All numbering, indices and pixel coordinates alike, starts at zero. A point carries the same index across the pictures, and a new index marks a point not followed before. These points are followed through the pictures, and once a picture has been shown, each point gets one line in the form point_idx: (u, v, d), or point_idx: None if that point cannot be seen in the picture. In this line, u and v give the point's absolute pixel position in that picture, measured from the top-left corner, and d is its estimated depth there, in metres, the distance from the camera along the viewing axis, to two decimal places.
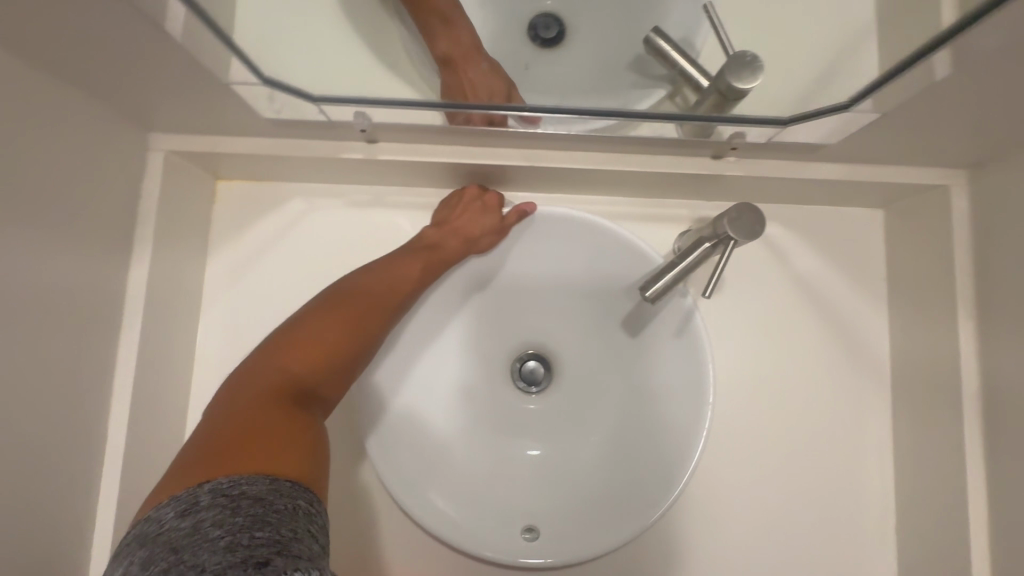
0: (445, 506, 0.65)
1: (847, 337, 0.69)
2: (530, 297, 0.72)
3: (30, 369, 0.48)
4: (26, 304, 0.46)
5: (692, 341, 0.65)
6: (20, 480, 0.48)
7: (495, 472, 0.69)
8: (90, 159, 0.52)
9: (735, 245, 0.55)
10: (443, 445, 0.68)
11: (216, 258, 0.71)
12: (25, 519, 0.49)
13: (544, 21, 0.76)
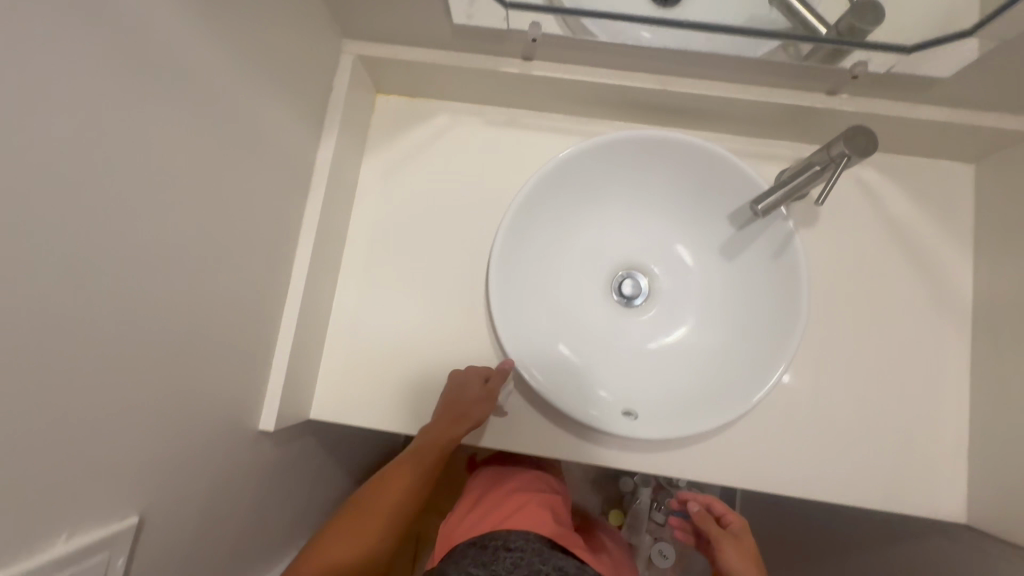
0: (555, 384, 0.72)
1: (934, 276, 0.75)
2: (635, 218, 0.80)
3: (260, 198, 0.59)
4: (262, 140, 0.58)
5: (790, 261, 0.73)
6: (243, 285, 0.59)
7: (596, 365, 0.76)
8: (309, 42, 0.64)
9: (847, 164, 0.62)
10: (550, 335, 0.76)
11: (370, 159, 0.82)
12: (239, 319, 0.59)
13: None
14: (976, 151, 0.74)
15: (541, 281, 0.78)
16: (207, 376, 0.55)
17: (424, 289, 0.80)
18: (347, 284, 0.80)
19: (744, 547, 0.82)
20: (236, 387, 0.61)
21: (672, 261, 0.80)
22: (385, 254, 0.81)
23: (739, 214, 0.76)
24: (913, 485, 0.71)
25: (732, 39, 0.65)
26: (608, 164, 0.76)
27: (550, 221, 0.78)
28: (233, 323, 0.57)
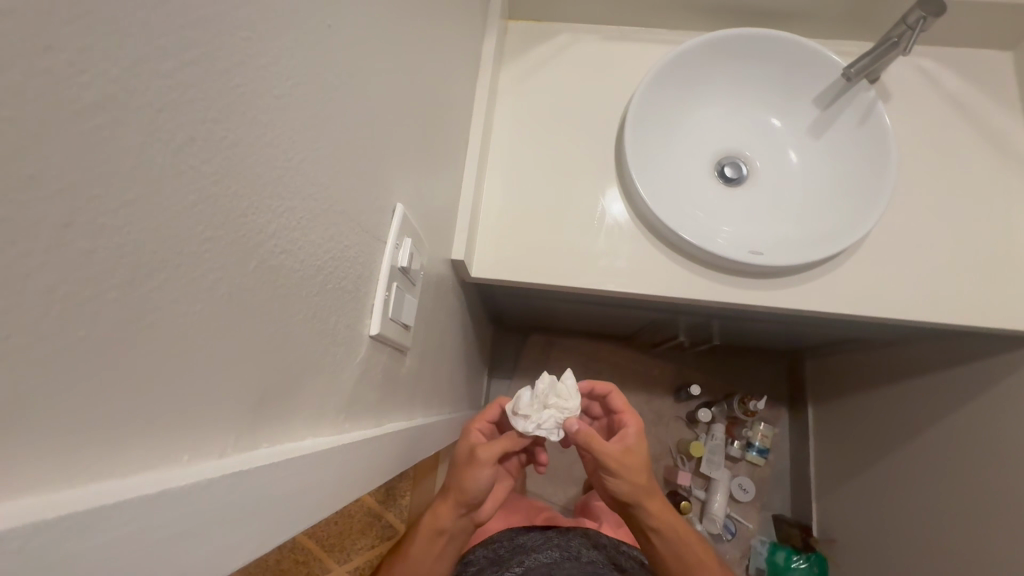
0: (687, 235, 0.84)
1: (995, 138, 0.89)
2: (727, 115, 0.94)
3: (463, 57, 0.73)
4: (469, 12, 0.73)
5: (876, 124, 0.86)
6: (454, 122, 0.71)
7: (713, 228, 0.87)
8: None
9: (926, 21, 0.77)
10: (673, 203, 0.87)
11: (505, 71, 0.96)
12: (451, 152, 0.71)
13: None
14: (1012, 37, 0.90)
15: (660, 159, 0.91)
16: (440, 183, 0.65)
17: (553, 169, 0.91)
18: (493, 169, 0.92)
19: (638, 456, 0.73)
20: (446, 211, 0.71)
21: (767, 141, 0.93)
22: (520, 144, 0.93)
23: (825, 93, 0.90)
24: (1002, 306, 0.83)
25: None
26: (711, 60, 0.90)
27: (660, 114, 0.91)
28: (450, 148, 0.69)
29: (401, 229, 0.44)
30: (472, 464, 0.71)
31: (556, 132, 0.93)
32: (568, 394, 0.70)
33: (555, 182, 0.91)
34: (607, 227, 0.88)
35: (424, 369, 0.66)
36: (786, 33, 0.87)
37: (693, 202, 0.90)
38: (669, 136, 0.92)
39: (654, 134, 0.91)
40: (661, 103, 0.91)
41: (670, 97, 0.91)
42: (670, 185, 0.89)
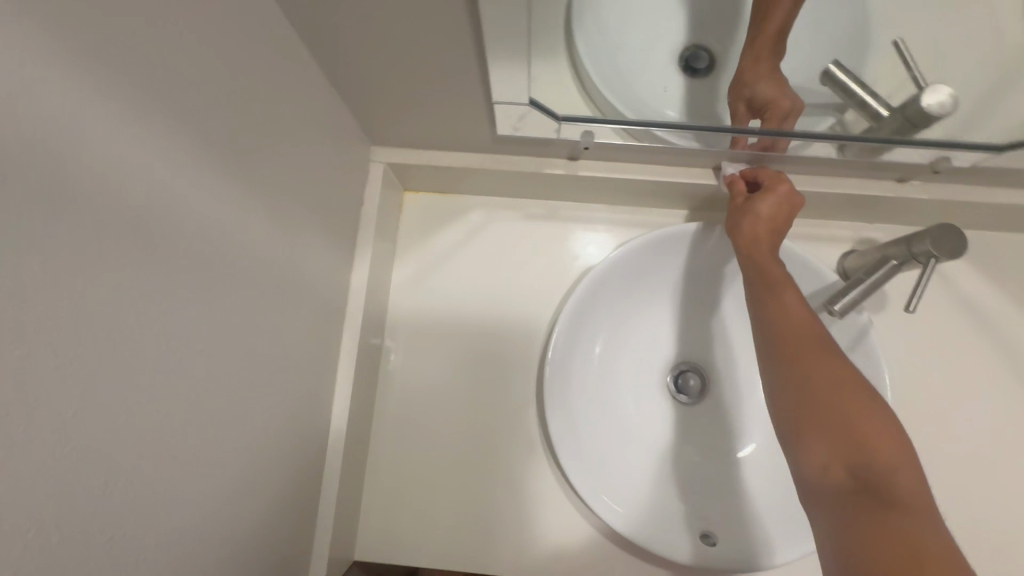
0: (619, 503, 0.66)
1: (1017, 357, 0.70)
2: (688, 316, 0.75)
3: (295, 353, 0.53)
4: (296, 291, 0.52)
5: (867, 356, 0.66)
6: (279, 454, 0.52)
7: (655, 479, 0.69)
8: (341, 169, 0.60)
9: (935, 262, 0.58)
10: (603, 446, 0.69)
11: (402, 265, 0.76)
12: (277, 490, 0.52)
13: (926, 233, 0.58)
14: None
15: (597, 389, 0.71)
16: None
17: (459, 405, 0.73)
18: (384, 404, 0.73)
19: (786, 199, 0.61)
20: (275, 567, 0.53)
21: (732, 354, 0.74)
22: (420, 371, 0.73)
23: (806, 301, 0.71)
24: None
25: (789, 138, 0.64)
26: (660, 259, 0.72)
27: (594, 318, 0.72)
28: (266, 500, 0.50)
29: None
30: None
31: (465, 352, 0.74)
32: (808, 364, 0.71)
33: (463, 425, 0.72)
34: (523, 489, 0.71)
35: None
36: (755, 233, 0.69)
37: (634, 437, 0.71)
38: (609, 354, 0.73)
39: (585, 342, 0.72)
40: (595, 307, 0.71)
41: (603, 299, 0.72)
42: (599, 415, 0.71)
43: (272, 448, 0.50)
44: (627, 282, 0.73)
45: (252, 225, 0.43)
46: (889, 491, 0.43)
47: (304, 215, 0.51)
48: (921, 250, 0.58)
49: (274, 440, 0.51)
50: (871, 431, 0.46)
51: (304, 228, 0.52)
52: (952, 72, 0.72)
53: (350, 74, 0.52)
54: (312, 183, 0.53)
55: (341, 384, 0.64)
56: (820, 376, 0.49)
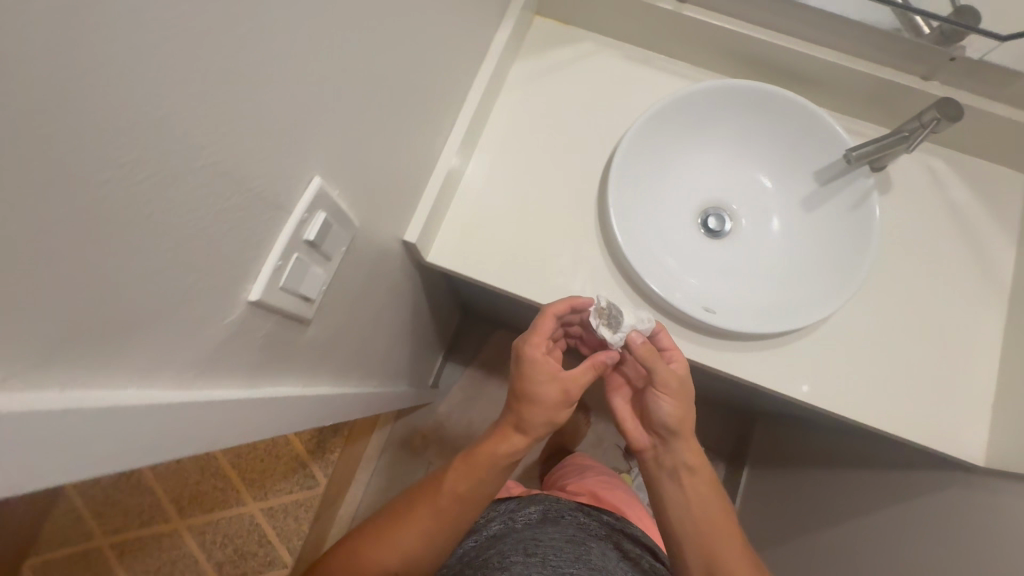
0: (632, 247, 0.83)
1: (983, 258, 0.87)
2: (719, 159, 0.92)
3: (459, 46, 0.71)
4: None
5: (867, 211, 0.84)
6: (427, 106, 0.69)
7: (669, 256, 0.86)
8: None
9: (938, 126, 0.75)
10: (635, 217, 0.86)
11: (522, 62, 0.95)
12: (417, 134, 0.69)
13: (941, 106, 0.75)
14: None
15: (643, 191, 0.89)
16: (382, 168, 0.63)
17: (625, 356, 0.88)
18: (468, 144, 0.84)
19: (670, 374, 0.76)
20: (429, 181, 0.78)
21: (756, 203, 0.91)
22: (532, 139, 0.91)
23: (826, 170, 0.88)
24: (937, 429, 0.81)
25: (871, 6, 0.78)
26: (713, 107, 0.89)
27: (659, 121, 0.87)
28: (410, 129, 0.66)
29: (359, 221, 0.56)
30: (534, 360, 0.76)
31: (568, 139, 0.91)
32: (835, 213, 0.87)
33: (550, 188, 0.89)
34: (576, 243, 0.87)
35: (341, 348, 0.67)
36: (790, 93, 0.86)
37: (660, 224, 0.88)
38: (659, 166, 0.90)
39: (646, 140, 0.88)
40: (658, 114, 0.87)
41: (668, 110, 0.87)
42: (637, 194, 0.88)
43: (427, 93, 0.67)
44: (684, 105, 0.88)
45: None
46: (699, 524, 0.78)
47: None
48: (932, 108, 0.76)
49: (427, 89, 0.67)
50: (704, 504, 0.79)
51: None
52: None
53: None
54: None
55: (483, 112, 0.87)
56: (708, 515, 0.79)
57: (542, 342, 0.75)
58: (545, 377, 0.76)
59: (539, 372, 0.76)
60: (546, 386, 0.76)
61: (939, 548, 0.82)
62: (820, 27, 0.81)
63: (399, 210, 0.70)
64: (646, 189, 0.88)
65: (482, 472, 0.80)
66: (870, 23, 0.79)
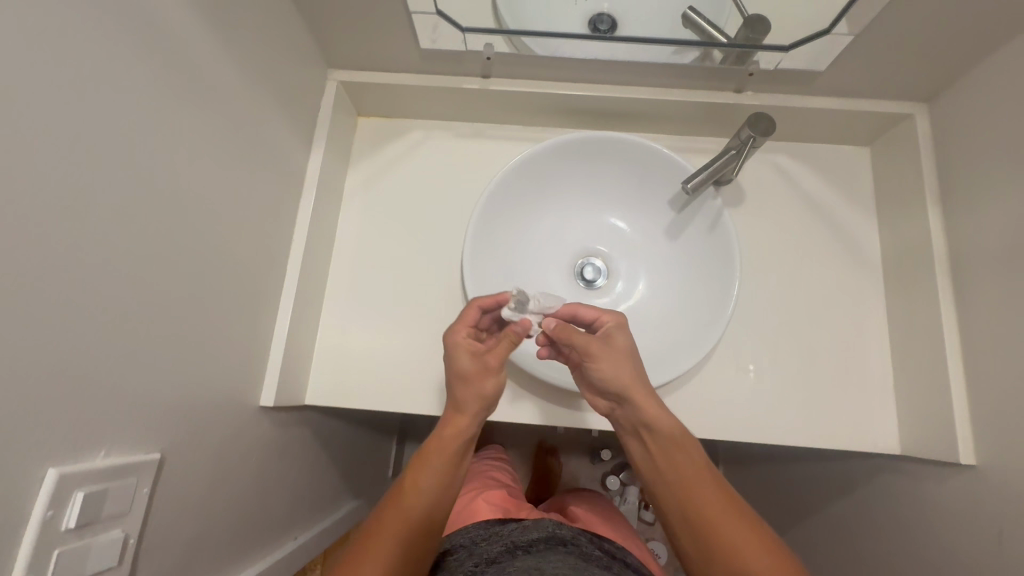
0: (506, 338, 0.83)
1: (847, 240, 0.87)
2: (576, 210, 0.91)
3: (256, 205, 0.69)
4: (258, 155, 0.68)
5: (722, 234, 0.84)
6: (236, 279, 0.66)
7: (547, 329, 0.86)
8: (305, 85, 0.78)
9: (756, 144, 0.76)
10: None
11: (354, 171, 0.93)
12: (233, 310, 0.66)
13: (753, 123, 0.75)
14: (866, 135, 0.88)
15: (506, 269, 0.88)
16: (200, 366, 0.60)
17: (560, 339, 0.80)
18: (312, 278, 0.81)
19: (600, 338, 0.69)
20: (275, 334, 0.75)
21: (624, 245, 0.91)
22: (383, 244, 0.89)
23: (677, 197, 0.88)
24: (847, 424, 0.80)
25: (661, 44, 0.77)
26: (551, 165, 0.88)
27: (499, 198, 0.86)
28: (222, 312, 0.63)
29: (164, 445, 0.53)
30: (451, 347, 0.70)
31: (419, 234, 0.90)
32: (699, 238, 0.87)
33: (414, 289, 0.88)
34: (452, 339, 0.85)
35: (210, 549, 0.64)
36: (618, 136, 0.85)
37: (533, 297, 0.88)
38: (518, 237, 0.89)
39: (493, 219, 0.87)
40: (495, 192, 0.85)
41: (503, 185, 0.86)
42: (499, 275, 0.87)
43: (229, 269, 0.64)
44: (520, 172, 0.86)
45: (223, 76, 0.59)
46: (673, 476, 0.65)
47: (271, 104, 0.70)
48: (746, 125, 0.76)
49: (229, 265, 0.64)
50: (675, 459, 0.65)
51: (268, 113, 0.69)
52: None
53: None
54: (276, 81, 0.70)
55: (323, 238, 0.85)
56: (688, 479, 0.64)
57: (460, 325, 0.70)
58: (467, 355, 0.70)
59: (456, 353, 0.70)
60: (466, 364, 0.69)
61: (884, 539, 0.82)
62: (618, 72, 0.80)
63: (238, 381, 0.67)
64: (507, 268, 0.88)
65: (427, 462, 0.68)
66: (667, 58, 0.78)
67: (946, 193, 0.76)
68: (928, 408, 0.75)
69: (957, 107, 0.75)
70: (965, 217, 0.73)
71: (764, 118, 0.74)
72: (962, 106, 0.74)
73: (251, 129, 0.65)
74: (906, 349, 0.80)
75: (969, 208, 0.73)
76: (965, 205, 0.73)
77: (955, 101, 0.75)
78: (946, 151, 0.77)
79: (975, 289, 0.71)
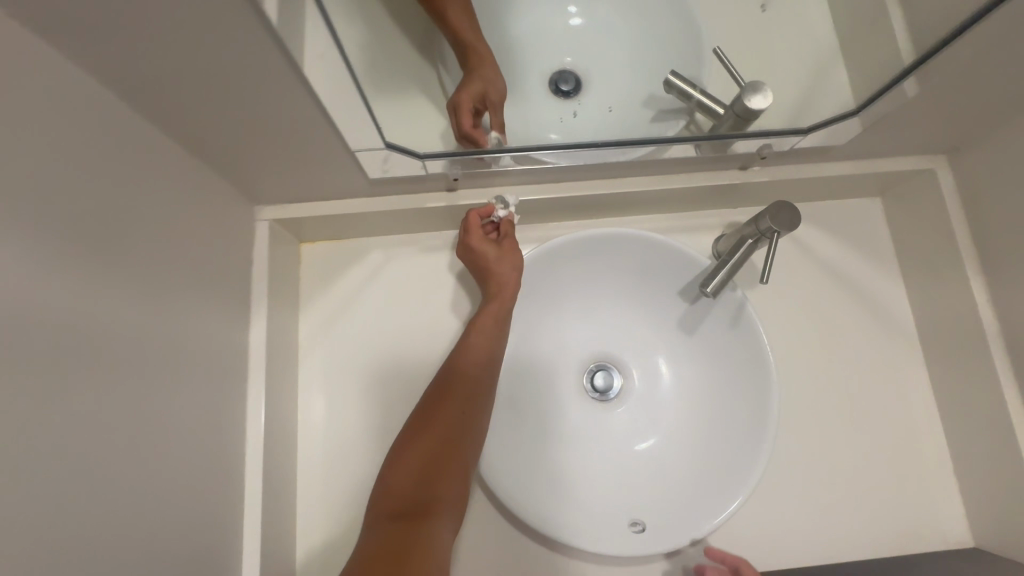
0: (526, 494, 0.68)
1: (875, 307, 0.79)
2: (574, 314, 0.79)
3: (186, 427, 0.53)
4: (178, 365, 0.52)
5: (748, 326, 0.74)
6: (174, 538, 0.50)
7: (569, 468, 0.72)
8: (228, 240, 0.62)
9: (778, 236, 0.66)
10: (512, 444, 0.71)
11: (307, 312, 0.76)
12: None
13: (773, 213, 0.65)
14: (879, 187, 0.80)
15: (507, 401, 0.73)
16: None
17: None
18: (278, 468, 0.66)
19: None
20: (241, 563, 0.60)
21: (636, 346, 0.79)
22: (357, 396, 0.74)
23: (689, 287, 0.77)
24: (912, 519, 0.73)
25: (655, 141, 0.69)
26: (539, 270, 0.75)
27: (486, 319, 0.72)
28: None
29: None
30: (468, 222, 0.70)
31: (398, 376, 0.75)
32: (721, 330, 0.76)
33: None
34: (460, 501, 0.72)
35: None
36: (612, 232, 0.75)
37: (544, 427, 0.74)
38: (513, 359, 0.75)
39: None
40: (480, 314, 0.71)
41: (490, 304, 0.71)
42: (501, 410, 0.72)
43: (162, 533, 0.48)
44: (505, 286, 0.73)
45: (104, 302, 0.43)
46: None
47: (184, 288, 0.54)
48: (764, 214, 0.66)
49: (161, 529, 0.48)
50: None
51: (181, 304, 0.53)
52: (772, 69, 0.82)
53: (202, 143, 0.55)
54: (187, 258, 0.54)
55: (284, 411, 0.69)
56: None
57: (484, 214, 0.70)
58: (486, 248, 0.69)
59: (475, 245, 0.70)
60: (482, 250, 0.69)
61: None
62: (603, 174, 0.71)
63: None
64: (509, 401, 0.73)
65: (464, 385, 0.64)
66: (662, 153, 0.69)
67: (985, 256, 0.69)
68: (999, 497, 0.68)
69: (989, 162, 0.67)
70: (1014, 286, 0.66)
71: (786, 207, 0.65)
72: (995, 161, 0.66)
73: (159, 345, 0.49)
74: (962, 427, 0.72)
75: (1018, 277, 0.65)
76: (1013, 273, 0.66)
77: (984, 155, 0.68)
78: (979, 209, 0.69)
79: None
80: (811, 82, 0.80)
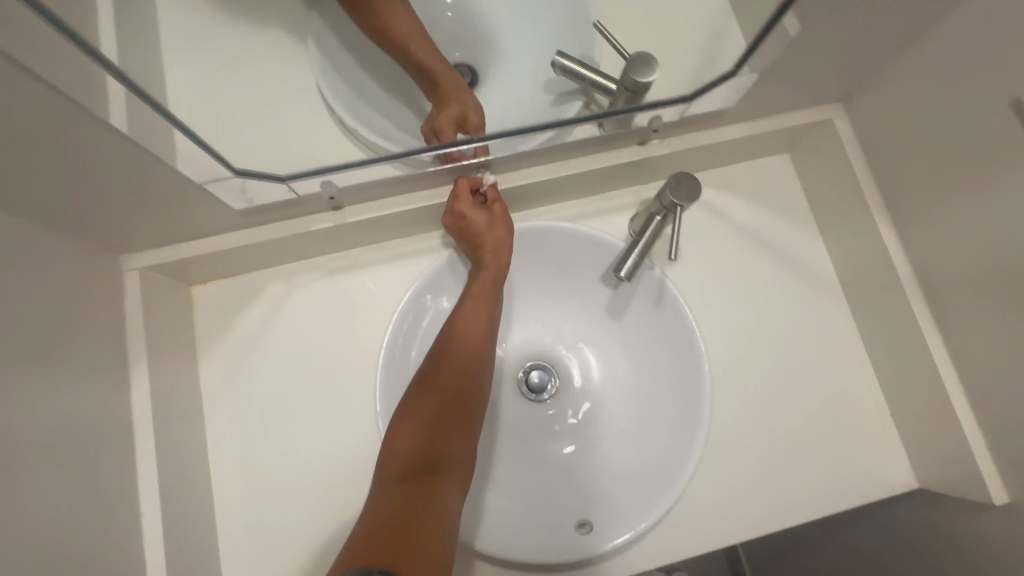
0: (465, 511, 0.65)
1: (797, 264, 0.78)
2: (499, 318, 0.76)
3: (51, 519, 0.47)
4: (27, 453, 0.46)
5: (671, 304, 0.71)
6: None
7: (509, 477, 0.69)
8: (85, 300, 0.56)
9: (682, 209, 0.63)
10: None
11: (207, 359, 0.71)
12: None
13: (674, 187, 0.62)
14: (785, 144, 0.78)
15: None
16: None
17: None
18: (187, 536, 0.60)
19: None
20: None
21: (568, 340, 0.77)
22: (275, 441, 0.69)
23: (608, 273, 0.75)
24: (858, 472, 0.72)
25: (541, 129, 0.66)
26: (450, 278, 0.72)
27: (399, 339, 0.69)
28: None
29: None
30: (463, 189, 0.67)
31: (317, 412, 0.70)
32: (646, 312, 0.74)
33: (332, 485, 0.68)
34: None
35: None
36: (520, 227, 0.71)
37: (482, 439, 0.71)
38: None
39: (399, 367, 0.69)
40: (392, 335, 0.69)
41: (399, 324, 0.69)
42: None
43: None
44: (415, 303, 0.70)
45: None
46: None
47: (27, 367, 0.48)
48: (665, 190, 0.63)
49: None
50: None
51: (25, 384, 0.47)
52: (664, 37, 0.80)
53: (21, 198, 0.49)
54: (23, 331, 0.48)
55: (190, 472, 0.64)
56: None
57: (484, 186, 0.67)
58: (480, 213, 0.67)
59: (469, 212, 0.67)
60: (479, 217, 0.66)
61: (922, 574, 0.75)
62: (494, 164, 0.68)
63: None
64: None
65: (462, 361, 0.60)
66: (552, 140, 0.66)
67: (890, 200, 0.68)
68: (935, 438, 0.67)
69: (879, 106, 0.66)
70: (919, 227, 0.65)
71: (685, 179, 0.62)
72: (885, 104, 0.65)
73: None
74: (892, 372, 0.72)
75: (921, 217, 0.64)
76: (917, 214, 0.65)
77: (875, 99, 0.67)
78: (878, 154, 0.68)
79: (951, 307, 0.63)
80: (702, 45, 0.78)
